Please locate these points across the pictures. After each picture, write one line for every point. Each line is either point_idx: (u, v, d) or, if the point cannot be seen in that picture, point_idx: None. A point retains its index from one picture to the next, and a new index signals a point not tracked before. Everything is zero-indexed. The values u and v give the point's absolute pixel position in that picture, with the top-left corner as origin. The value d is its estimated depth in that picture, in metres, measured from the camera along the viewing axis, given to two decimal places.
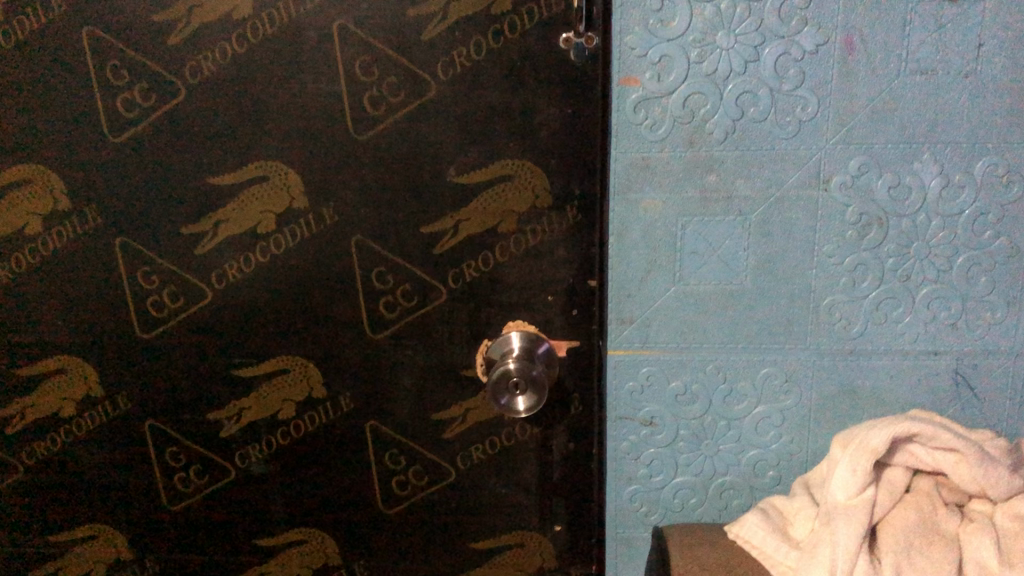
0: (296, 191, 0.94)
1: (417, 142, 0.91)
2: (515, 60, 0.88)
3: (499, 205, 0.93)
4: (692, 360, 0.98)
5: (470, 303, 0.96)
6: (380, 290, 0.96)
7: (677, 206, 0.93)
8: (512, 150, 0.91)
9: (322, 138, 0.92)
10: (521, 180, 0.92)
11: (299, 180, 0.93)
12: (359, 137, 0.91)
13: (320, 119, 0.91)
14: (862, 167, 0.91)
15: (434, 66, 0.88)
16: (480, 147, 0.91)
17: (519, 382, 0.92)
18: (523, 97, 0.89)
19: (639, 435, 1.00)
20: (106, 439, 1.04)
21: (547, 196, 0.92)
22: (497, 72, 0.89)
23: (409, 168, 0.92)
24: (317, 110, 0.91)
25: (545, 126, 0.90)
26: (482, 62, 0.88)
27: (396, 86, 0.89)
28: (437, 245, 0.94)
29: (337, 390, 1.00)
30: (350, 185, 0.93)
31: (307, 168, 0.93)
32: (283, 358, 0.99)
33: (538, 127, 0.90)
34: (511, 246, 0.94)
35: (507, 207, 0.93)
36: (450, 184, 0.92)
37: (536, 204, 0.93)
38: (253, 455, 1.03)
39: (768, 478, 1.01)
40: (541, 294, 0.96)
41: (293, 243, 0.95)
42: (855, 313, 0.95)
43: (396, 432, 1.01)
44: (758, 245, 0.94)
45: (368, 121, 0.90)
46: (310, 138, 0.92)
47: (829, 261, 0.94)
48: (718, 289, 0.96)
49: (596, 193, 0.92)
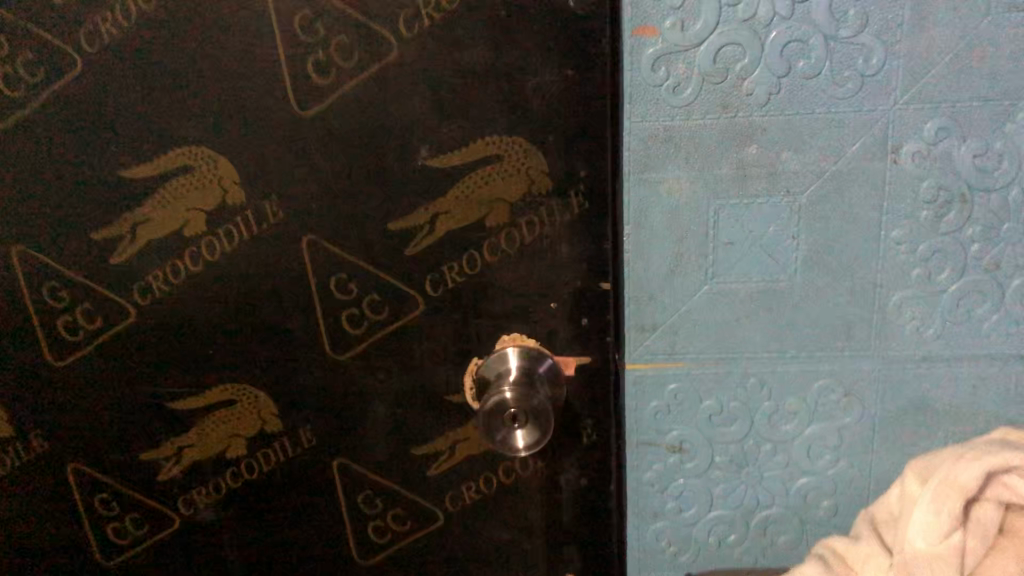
0: (230, 182, 0.74)
1: (378, 118, 0.72)
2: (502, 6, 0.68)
3: (486, 194, 0.73)
4: (729, 374, 0.80)
5: (455, 314, 0.78)
6: (342, 301, 0.78)
7: (708, 187, 0.74)
8: (500, 124, 0.71)
9: (257, 117, 0.72)
10: (512, 163, 0.72)
11: (231, 169, 0.74)
12: (305, 113, 0.72)
13: (254, 91, 0.71)
14: (940, 132, 0.72)
15: (397, 17, 0.68)
16: (459, 120, 0.71)
17: (519, 413, 0.73)
18: (511, 55, 0.69)
19: (666, 464, 0.83)
20: (22, 486, 0.86)
21: (547, 181, 0.73)
22: (477, 23, 0.68)
23: (371, 148, 0.73)
24: (250, 81, 0.71)
25: (541, 91, 0.70)
26: (459, 11, 0.68)
27: (347, 47, 0.69)
28: (410, 246, 0.75)
29: (296, 424, 0.82)
30: (298, 172, 0.74)
31: (241, 153, 0.73)
32: (227, 388, 0.81)
33: (532, 94, 0.70)
34: (503, 243, 0.75)
35: (496, 195, 0.73)
36: (424, 167, 0.73)
37: (533, 192, 0.73)
38: (200, 501, 0.86)
39: (821, 511, 0.84)
40: (544, 301, 0.77)
41: (230, 248, 0.76)
42: (930, 312, 0.77)
43: (371, 470, 0.83)
44: (809, 232, 0.76)
45: (316, 91, 0.71)
46: (244, 118, 0.72)
47: (897, 249, 0.76)
48: (760, 288, 0.77)
49: (609, 175, 0.73)
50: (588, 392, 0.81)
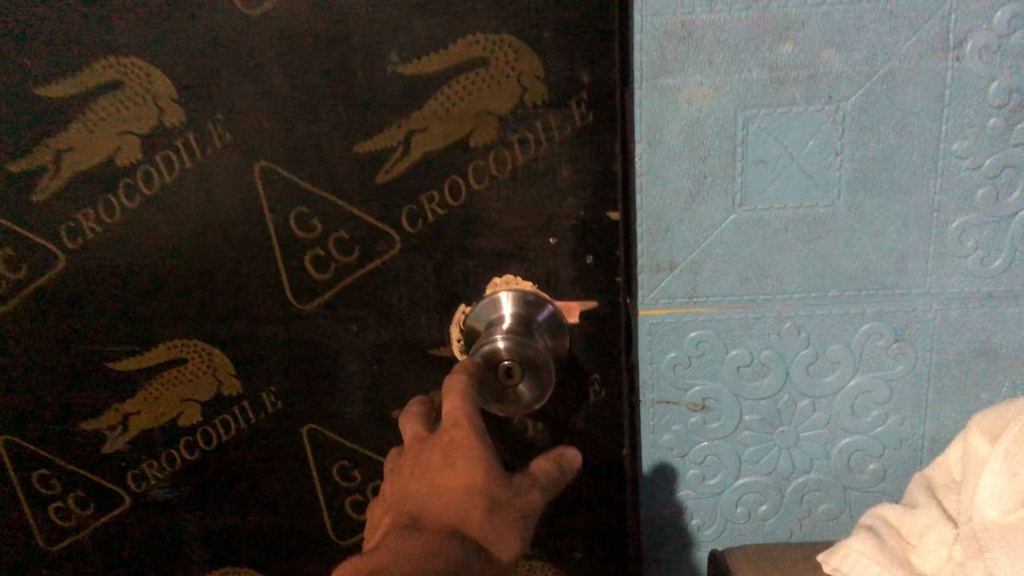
0: (165, 99, 0.62)
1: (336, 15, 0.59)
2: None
3: (468, 107, 0.61)
4: (761, 319, 0.69)
5: (438, 254, 0.66)
6: (304, 241, 0.66)
7: (736, 94, 0.63)
8: (483, 18, 0.59)
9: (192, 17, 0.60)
10: (498, 66, 0.60)
11: (167, 82, 0.62)
12: (250, 13, 0.59)
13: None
14: (1014, 20, 0.60)
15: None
16: (433, 16, 0.59)
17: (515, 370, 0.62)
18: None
19: (687, 424, 0.73)
20: None
21: (541, 87, 0.60)
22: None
23: (329, 54, 0.60)
24: None
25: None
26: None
27: None
28: (382, 171, 0.63)
29: (256, 386, 0.71)
30: (246, 87, 0.62)
31: (176, 63, 0.61)
32: (175, 345, 0.70)
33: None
34: (491, 166, 0.63)
35: (480, 107, 0.61)
36: (395, 78, 0.61)
37: (524, 102, 0.61)
38: (152, 476, 0.75)
39: (867, 476, 0.73)
40: (542, 236, 0.65)
41: (170, 178, 0.65)
42: (997, 240, 0.65)
43: (346, 438, 0.72)
44: (856, 147, 0.64)
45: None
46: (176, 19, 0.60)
47: (960, 166, 0.64)
48: (797, 216, 0.66)
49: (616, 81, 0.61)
50: (597, 344, 0.69)
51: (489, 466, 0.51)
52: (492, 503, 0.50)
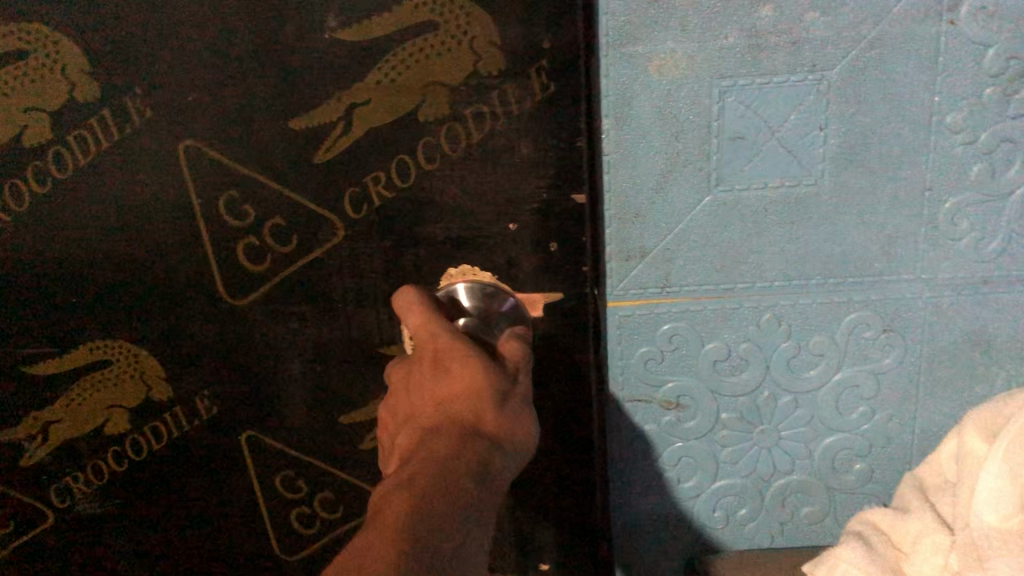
0: (75, 69, 0.56)
1: None
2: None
3: (418, 77, 0.55)
4: (738, 309, 0.63)
5: (386, 242, 0.60)
6: (236, 229, 0.60)
7: (710, 63, 0.57)
8: None
9: None
10: (451, 32, 0.54)
11: (77, 51, 0.55)
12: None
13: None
14: None
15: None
16: None
17: None
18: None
19: (661, 424, 0.67)
20: None
21: (498, 55, 0.55)
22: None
23: (259, 18, 0.54)
24: None
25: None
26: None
27: None
28: (320, 149, 0.57)
29: (189, 390, 0.65)
30: (166, 59, 0.55)
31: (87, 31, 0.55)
32: (97, 346, 0.64)
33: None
34: (443, 144, 0.57)
35: (431, 77, 0.55)
36: (334, 47, 0.55)
37: (479, 72, 0.55)
38: (76, 490, 0.69)
39: (853, 476, 0.68)
40: (501, 220, 0.59)
41: (83, 159, 0.58)
42: (992, 222, 0.60)
43: (290, 444, 0.67)
44: (841, 121, 0.59)
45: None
46: None
47: (953, 141, 0.59)
48: (777, 198, 0.60)
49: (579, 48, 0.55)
50: (563, 338, 0.64)
51: (482, 358, 0.52)
52: (500, 395, 0.50)
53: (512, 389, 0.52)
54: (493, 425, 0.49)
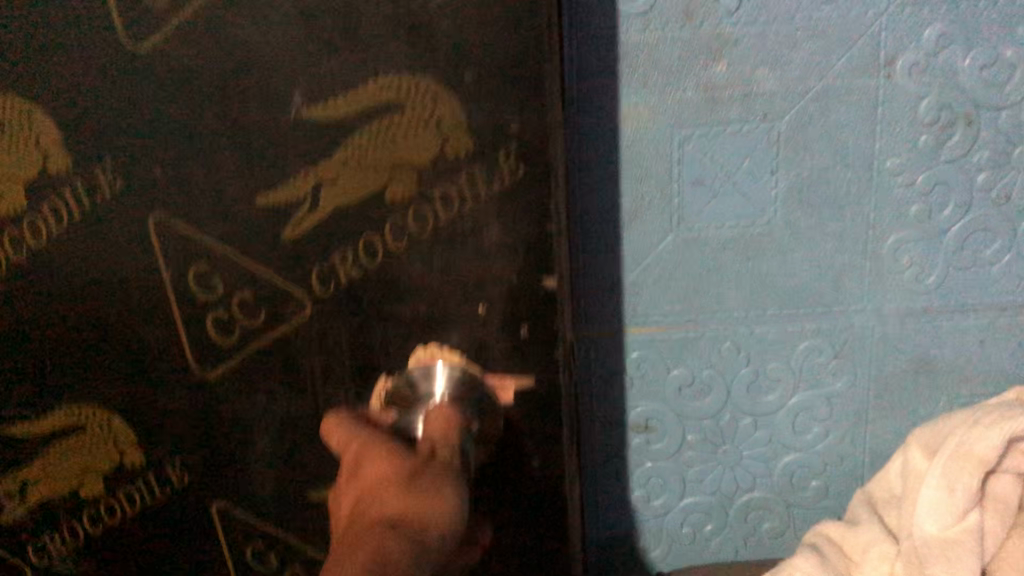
0: (48, 141, 0.52)
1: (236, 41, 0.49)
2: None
3: (380, 158, 0.51)
4: (700, 340, 0.68)
5: (353, 321, 0.56)
6: (205, 302, 0.56)
7: (672, 115, 0.61)
8: (403, 54, 0.49)
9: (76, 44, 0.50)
10: (415, 112, 0.50)
11: (47, 127, 0.52)
12: (135, 51, 0.49)
13: (60, 22, 0.50)
14: (943, 37, 0.60)
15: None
16: (343, 47, 0.49)
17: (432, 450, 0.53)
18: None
19: (630, 447, 0.71)
20: None
21: (466, 136, 0.51)
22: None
23: (225, 91, 0.50)
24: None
25: (451, 8, 0.48)
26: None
27: None
28: (285, 226, 0.53)
29: (160, 458, 0.62)
30: (137, 131, 0.52)
31: (51, 107, 0.51)
32: (70, 410, 0.61)
33: (441, 18, 0.48)
34: (410, 226, 0.53)
35: (395, 158, 0.51)
36: (294, 127, 0.51)
37: (446, 153, 0.51)
38: (52, 549, 0.66)
39: (810, 492, 0.72)
40: (471, 302, 0.55)
41: (59, 232, 0.55)
42: (931, 257, 0.65)
43: (260, 517, 0.64)
44: (791, 166, 0.63)
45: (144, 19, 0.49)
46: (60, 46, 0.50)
47: (894, 183, 0.63)
48: (735, 237, 0.65)
49: (551, 131, 0.52)
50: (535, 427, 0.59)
51: (392, 451, 0.52)
52: (409, 475, 0.50)
53: (420, 467, 0.51)
54: (403, 503, 0.48)
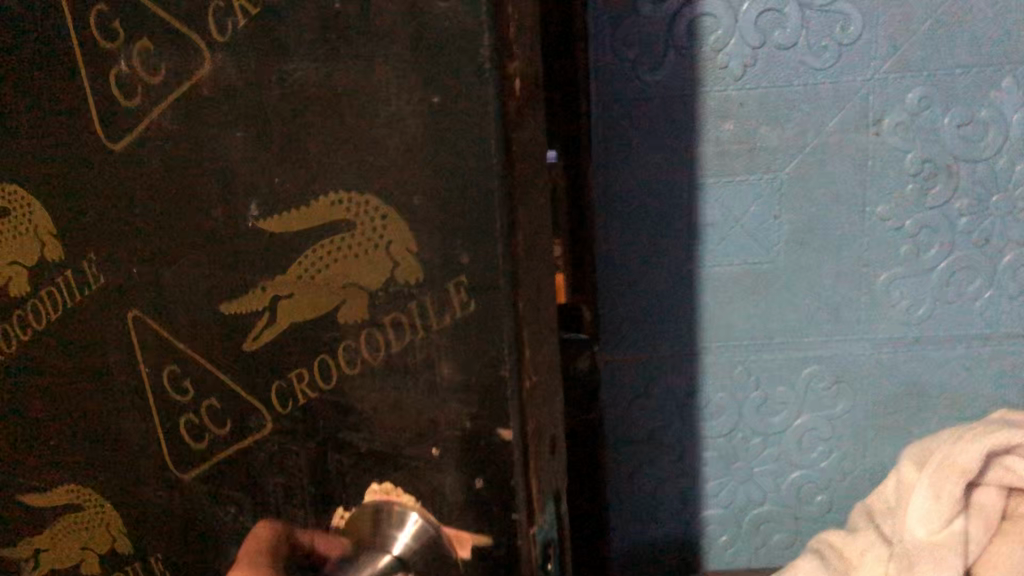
0: (46, 235, 0.53)
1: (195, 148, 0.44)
2: (324, 30, 0.38)
3: (325, 285, 0.42)
4: (714, 364, 0.77)
5: (310, 446, 0.46)
6: (176, 402, 0.51)
7: (685, 166, 0.73)
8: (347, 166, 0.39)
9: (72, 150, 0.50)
10: (359, 227, 0.40)
11: (46, 214, 0.52)
12: (120, 159, 0.48)
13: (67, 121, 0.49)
14: (922, 101, 0.70)
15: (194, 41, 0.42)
16: (290, 155, 0.41)
17: None
18: (347, 67, 0.38)
19: (652, 461, 0.80)
20: None
21: (415, 262, 0.39)
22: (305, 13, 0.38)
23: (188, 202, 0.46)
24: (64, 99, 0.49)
25: (398, 127, 0.37)
26: (265, 20, 0.39)
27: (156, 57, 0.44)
28: (245, 337, 0.46)
29: (149, 545, 0.57)
30: (132, 190, 0.48)
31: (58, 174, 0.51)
32: (74, 487, 0.59)
33: (383, 126, 0.37)
34: (364, 349, 0.42)
35: (343, 272, 0.41)
36: (252, 236, 0.44)
37: (394, 279, 0.39)
38: None
39: (816, 507, 0.81)
40: (421, 446, 0.42)
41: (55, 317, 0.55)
42: (918, 292, 0.74)
43: None
44: (792, 211, 0.73)
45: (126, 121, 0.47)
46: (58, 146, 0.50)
47: (884, 227, 0.73)
48: (743, 272, 0.75)
49: (514, 259, 0.37)
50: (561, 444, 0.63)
51: None
52: None
53: None
54: None
